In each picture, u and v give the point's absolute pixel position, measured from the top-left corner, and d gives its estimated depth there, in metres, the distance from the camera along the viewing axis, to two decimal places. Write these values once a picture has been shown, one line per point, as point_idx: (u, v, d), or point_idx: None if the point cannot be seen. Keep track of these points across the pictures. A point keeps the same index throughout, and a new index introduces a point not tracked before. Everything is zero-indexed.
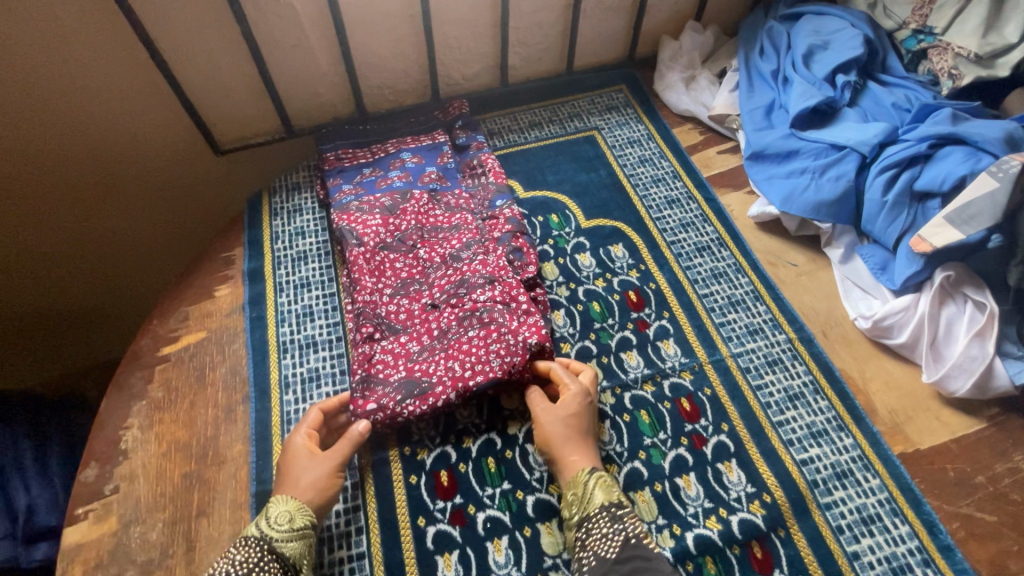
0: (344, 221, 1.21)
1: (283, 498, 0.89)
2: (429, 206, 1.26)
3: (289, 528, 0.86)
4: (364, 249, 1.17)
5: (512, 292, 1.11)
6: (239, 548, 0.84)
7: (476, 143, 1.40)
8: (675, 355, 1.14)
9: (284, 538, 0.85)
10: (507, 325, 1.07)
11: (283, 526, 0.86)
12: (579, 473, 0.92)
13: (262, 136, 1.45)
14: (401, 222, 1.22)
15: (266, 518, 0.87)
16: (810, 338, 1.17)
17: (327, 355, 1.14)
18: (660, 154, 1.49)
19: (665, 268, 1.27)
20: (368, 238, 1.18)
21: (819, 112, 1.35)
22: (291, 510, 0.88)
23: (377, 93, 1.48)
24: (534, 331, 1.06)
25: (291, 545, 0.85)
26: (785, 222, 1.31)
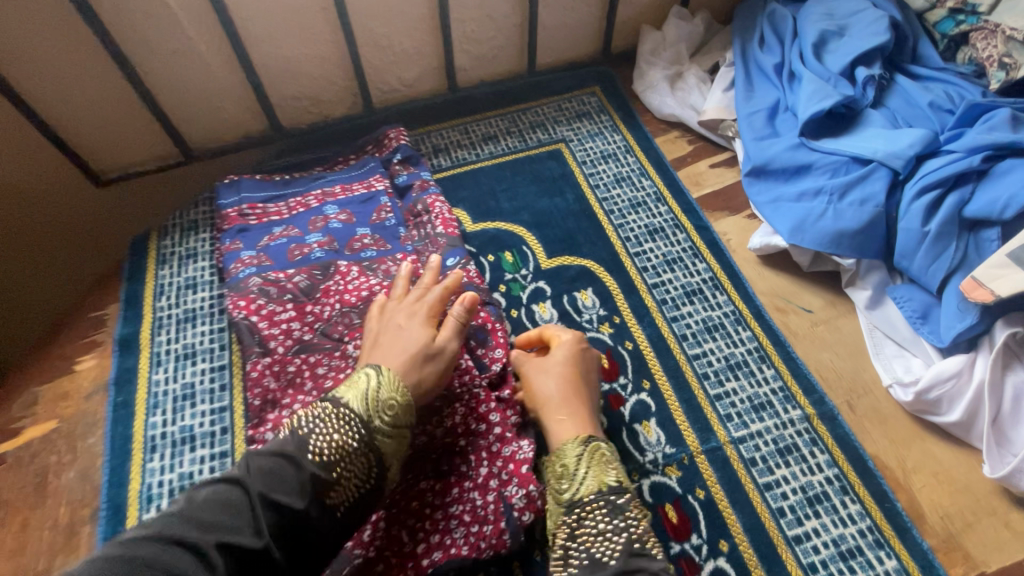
0: (258, 318, 0.93)
1: (387, 367, 0.76)
2: (365, 286, 0.99)
3: (391, 414, 0.72)
4: (271, 359, 0.91)
5: (478, 410, 0.86)
6: (335, 415, 0.69)
7: (420, 182, 1.16)
8: (658, 444, 0.87)
9: (384, 428, 0.71)
10: (476, 471, 0.82)
11: (386, 415, 0.72)
12: (567, 442, 0.77)
13: (152, 162, 1.19)
14: (322, 308, 0.96)
15: (367, 387, 0.73)
16: (832, 414, 0.90)
17: (206, 457, 0.87)
18: (640, 171, 1.22)
19: (646, 321, 1.00)
20: (275, 343, 0.92)
21: (834, 116, 1.08)
22: (396, 381, 0.75)
23: (295, 105, 1.22)
24: (511, 471, 0.82)
25: (388, 441, 0.71)
26: (795, 255, 1.03)
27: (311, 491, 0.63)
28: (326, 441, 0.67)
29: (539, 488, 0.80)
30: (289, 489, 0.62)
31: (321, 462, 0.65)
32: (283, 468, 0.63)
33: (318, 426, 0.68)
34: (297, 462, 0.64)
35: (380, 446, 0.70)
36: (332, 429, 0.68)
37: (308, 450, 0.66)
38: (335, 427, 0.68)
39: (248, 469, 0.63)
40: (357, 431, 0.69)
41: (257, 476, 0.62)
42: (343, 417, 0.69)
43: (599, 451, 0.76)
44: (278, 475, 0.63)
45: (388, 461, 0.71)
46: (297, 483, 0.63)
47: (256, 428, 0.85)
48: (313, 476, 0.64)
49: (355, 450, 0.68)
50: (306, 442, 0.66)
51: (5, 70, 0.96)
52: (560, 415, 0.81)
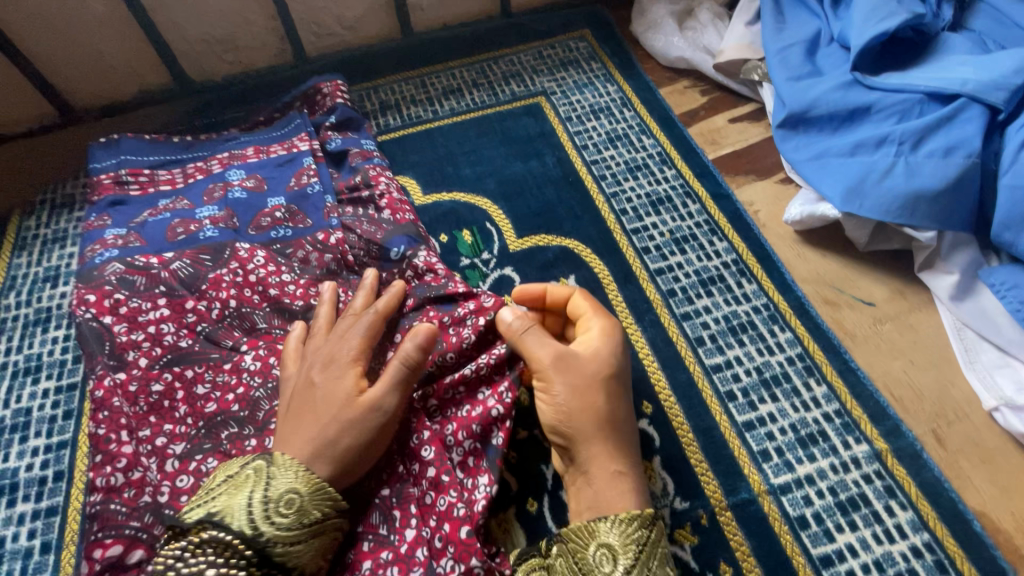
0: (114, 320, 0.66)
1: (282, 454, 0.51)
2: (265, 275, 0.71)
3: (290, 516, 0.48)
4: (125, 377, 0.64)
5: (409, 444, 0.58)
6: (208, 543, 0.46)
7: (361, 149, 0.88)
8: (664, 496, 0.61)
9: (282, 535, 0.48)
10: (399, 537, 0.54)
11: (284, 516, 0.48)
12: (634, 513, 0.50)
13: (21, 125, 0.93)
14: (211, 304, 0.69)
15: (250, 492, 0.49)
16: (914, 451, 0.63)
17: (28, 515, 0.62)
18: (639, 127, 0.95)
19: (647, 320, 0.74)
20: (134, 352, 0.65)
21: (898, 44, 0.81)
22: (296, 465, 0.51)
23: (203, 51, 0.97)
24: (444, 535, 0.53)
25: (295, 550, 0.48)
26: (849, 231, 0.76)
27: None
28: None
29: (484, 561, 0.52)
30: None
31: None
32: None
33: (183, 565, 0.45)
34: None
35: (281, 561, 0.48)
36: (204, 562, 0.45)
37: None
38: (209, 556, 0.46)
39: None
40: (240, 559, 0.46)
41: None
42: (222, 548, 0.46)
43: (661, 542, 0.49)
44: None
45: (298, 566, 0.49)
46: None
47: (98, 470, 0.58)
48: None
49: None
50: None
51: None
52: (616, 466, 0.53)
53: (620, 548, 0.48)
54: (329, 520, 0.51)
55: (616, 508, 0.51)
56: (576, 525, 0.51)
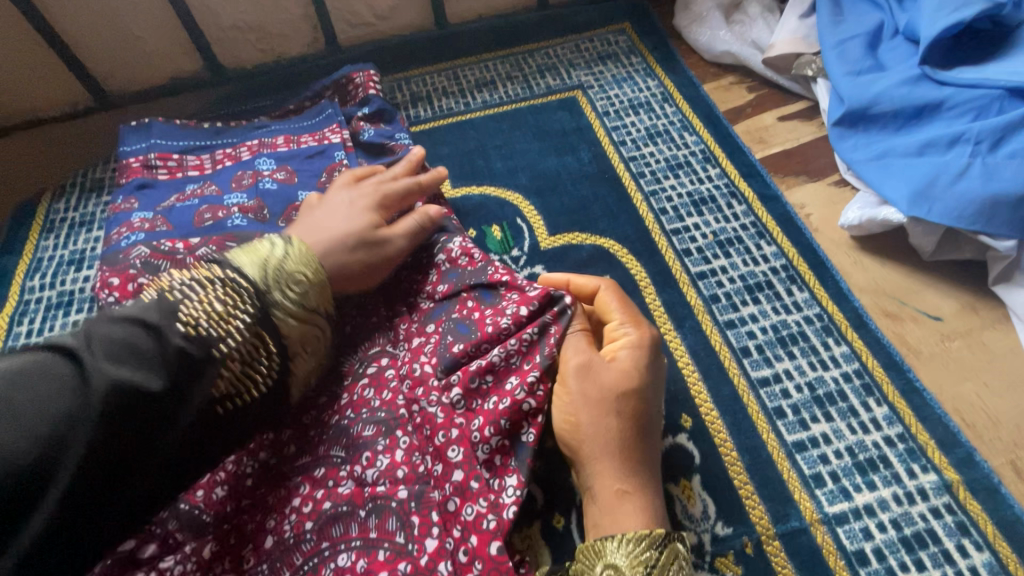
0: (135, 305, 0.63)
1: (296, 238, 0.50)
2: None
3: (300, 293, 0.47)
4: None
5: (434, 442, 0.54)
6: (220, 283, 0.43)
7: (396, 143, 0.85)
8: (704, 520, 0.56)
9: (286, 305, 0.46)
10: (418, 547, 0.49)
11: (291, 291, 0.46)
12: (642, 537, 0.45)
13: (55, 107, 0.93)
14: None
15: (270, 253, 0.47)
16: (991, 485, 0.56)
17: None
18: (681, 124, 0.90)
19: (687, 327, 0.69)
20: None
21: (974, 35, 0.74)
22: (310, 257, 0.50)
23: (236, 38, 0.96)
24: (471, 549, 0.49)
25: (290, 324, 0.45)
26: (914, 237, 0.70)
27: (184, 363, 0.38)
28: (205, 310, 0.40)
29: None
30: (141, 364, 0.37)
31: (195, 339, 0.39)
32: (142, 337, 0.38)
33: (194, 293, 0.41)
34: (162, 334, 0.38)
35: (280, 331, 0.44)
36: (215, 298, 0.41)
37: (180, 320, 0.39)
38: (217, 293, 0.42)
39: (89, 339, 0.37)
40: (247, 300, 0.43)
41: (101, 349, 0.36)
42: (230, 286, 0.42)
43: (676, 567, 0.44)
44: (132, 349, 0.37)
45: (293, 353, 0.46)
46: (159, 359, 0.37)
47: None
48: (182, 354, 0.38)
49: (245, 329, 0.41)
50: (178, 310, 0.40)
51: None
52: (620, 484, 0.50)
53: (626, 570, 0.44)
54: (321, 319, 0.49)
55: (625, 526, 0.47)
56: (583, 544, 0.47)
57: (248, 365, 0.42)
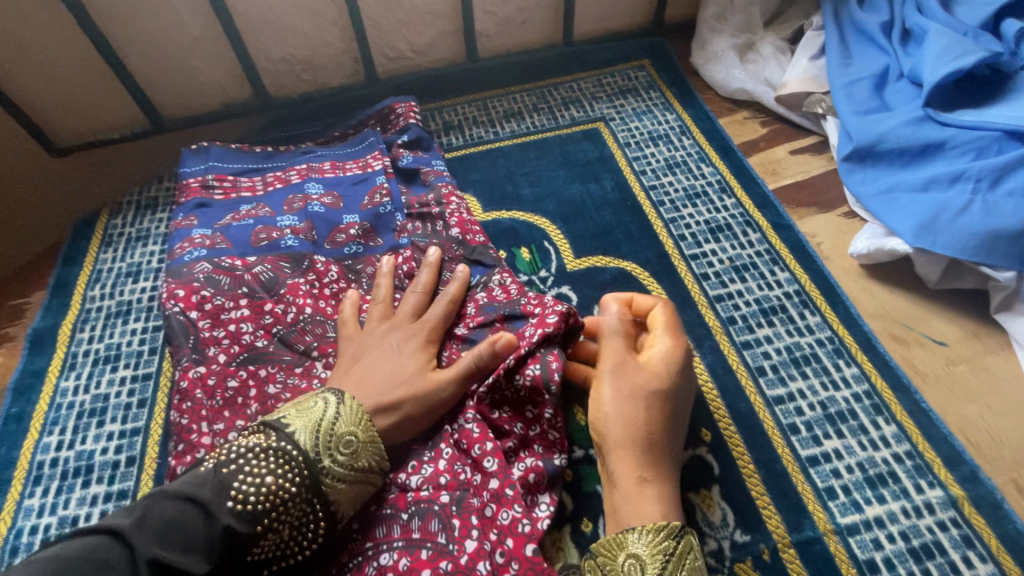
0: (199, 315, 0.71)
1: (352, 395, 0.57)
2: (340, 290, 0.77)
3: (348, 455, 0.54)
4: (204, 372, 0.67)
5: (471, 453, 0.59)
6: (273, 453, 0.51)
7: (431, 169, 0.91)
8: (724, 527, 0.59)
9: (336, 469, 0.53)
10: (459, 548, 0.53)
11: (341, 454, 0.53)
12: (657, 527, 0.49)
13: (116, 130, 1.00)
14: (287, 308, 0.73)
15: (323, 416, 0.54)
16: (993, 501, 0.60)
17: (101, 497, 0.65)
18: (698, 155, 0.96)
19: (706, 347, 0.73)
20: (214, 351, 0.69)
21: (973, 80, 0.80)
22: (362, 413, 0.56)
23: (283, 69, 1.03)
24: (507, 550, 0.53)
25: (339, 487, 0.53)
26: (920, 267, 0.75)
27: (231, 540, 0.46)
28: (256, 485, 0.48)
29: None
30: (191, 549, 0.44)
31: (243, 514, 0.47)
32: (193, 518, 0.45)
33: (248, 466, 0.49)
34: (210, 513, 0.46)
35: (329, 494, 0.52)
36: (266, 470, 0.50)
37: (228, 497, 0.47)
38: (270, 465, 0.50)
39: (140, 519, 0.44)
40: (298, 472, 0.51)
41: (152, 531, 0.43)
42: (281, 456, 0.51)
43: (689, 556, 0.48)
44: (183, 532, 0.44)
45: (338, 511, 0.53)
46: (205, 543, 0.45)
47: (182, 457, 0.62)
48: (229, 531, 0.46)
49: (294, 496, 0.50)
50: (229, 485, 0.48)
51: None
52: (640, 473, 0.53)
53: (647, 558, 0.48)
54: (371, 474, 0.55)
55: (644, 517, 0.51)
56: (605, 537, 0.51)
57: (295, 525, 0.50)
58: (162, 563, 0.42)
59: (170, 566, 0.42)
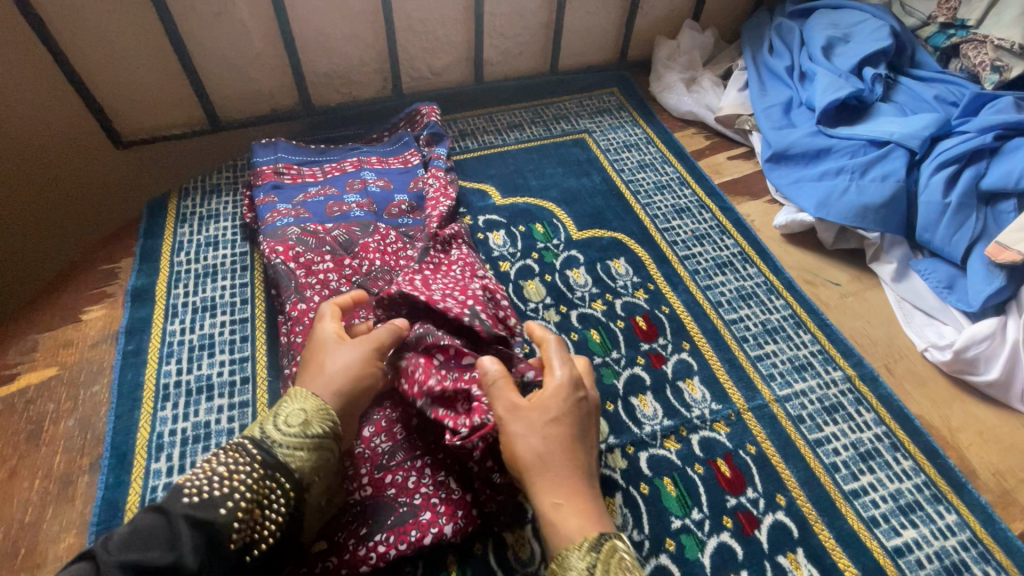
0: (296, 265, 0.88)
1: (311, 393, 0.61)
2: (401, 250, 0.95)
3: (297, 428, 0.59)
4: (306, 305, 0.84)
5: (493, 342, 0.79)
6: (230, 447, 0.57)
7: (435, 156, 1.12)
8: (703, 401, 0.85)
9: (288, 441, 0.58)
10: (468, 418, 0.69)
11: (292, 427, 0.59)
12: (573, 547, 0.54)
13: (177, 128, 1.16)
14: (361, 262, 0.91)
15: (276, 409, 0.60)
16: (873, 376, 0.89)
17: (225, 407, 0.80)
18: (662, 158, 1.26)
19: (680, 289, 1.00)
20: (311, 291, 0.85)
21: (847, 107, 1.15)
22: (318, 401, 0.61)
23: (325, 82, 1.23)
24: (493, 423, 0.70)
25: (296, 456, 0.58)
26: (820, 232, 1.06)
27: (197, 525, 0.51)
28: (209, 477, 0.54)
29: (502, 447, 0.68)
30: (154, 544, 0.48)
31: (198, 503, 0.52)
32: (152, 525, 0.50)
33: (199, 467, 0.54)
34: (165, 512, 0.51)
35: (289, 467, 0.57)
36: (218, 463, 0.55)
37: (182, 494, 0.52)
38: (222, 459, 0.56)
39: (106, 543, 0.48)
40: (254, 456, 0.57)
41: (117, 546, 0.48)
42: (236, 450, 0.57)
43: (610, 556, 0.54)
44: (146, 536, 0.49)
45: (305, 482, 0.58)
46: (169, 536, 0.49)
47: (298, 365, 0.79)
48: (189, 518, 0.51)
49: (252, 479, 0.55)
50: (182, 486, 0.53)
51: (52, 26, 0.95)
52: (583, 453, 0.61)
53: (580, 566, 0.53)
54: (329, 442, 0.60)
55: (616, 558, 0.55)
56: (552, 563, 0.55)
57: (261, 505, 0.54)
58: (127, 563, 0.46)
59: (134, 562, 0.47)
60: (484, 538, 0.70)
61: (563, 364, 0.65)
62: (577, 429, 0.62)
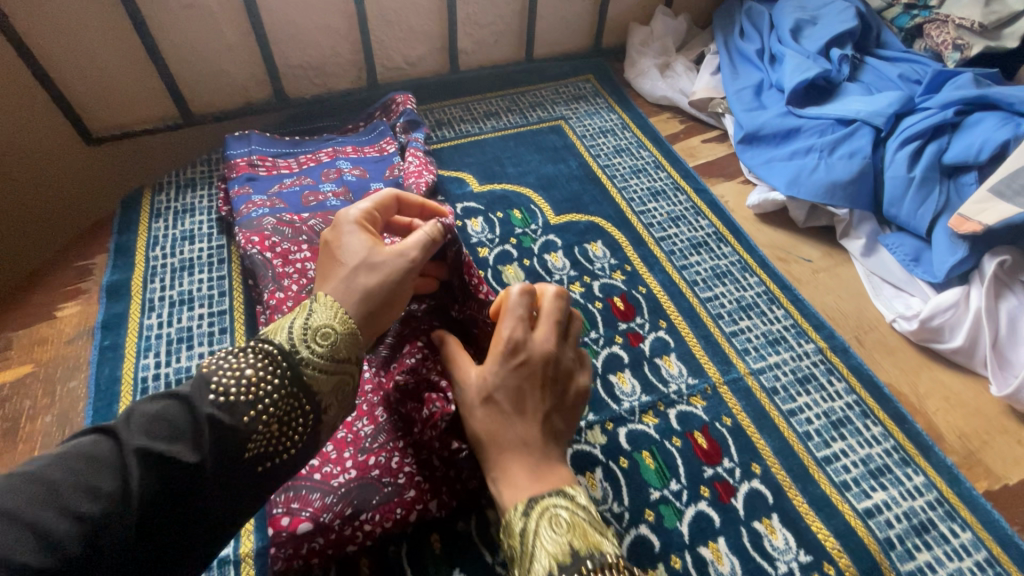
0: (273, 255, 0.88)
1: (324, 292, 0.57)
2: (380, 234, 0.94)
3: (326, 347, 0.53)
4: (284, 292, 0.84)
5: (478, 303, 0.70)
6: (252, 351, 0.50)
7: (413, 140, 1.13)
8: (680, 376, 0.86)
9: (317, 362, 0.52)
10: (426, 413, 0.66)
11: (318, 346, 0.52)
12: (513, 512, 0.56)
13: (149, 123, 1.15)
14: None
15: (300, 318, 0.54)
16: (844, 347, 0.91)
17: None
18: (638, 143, 1.27)
19: (657, 270, 1.01)
20: (288, 279, 0.85)
21: (816, 88, 1.18)
22: (337, 308, 0.55)
23: (299, 74, 1.23)
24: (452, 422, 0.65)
25: (322, 378, 0.52)
26: (792, 211, 1.08)
27: (218, 429, 0.45)
28: (236, 378, 0.47)
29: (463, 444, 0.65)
30: (178, 438, 0.43)
31: (223, 404, 0.46)
32: (177, 415, 0.45)
33: (226, 362, 0.48)
34: (192, 406, 0.45)
35: (311, 386, 0.51)
36: (246, 364, 0.49)
37: (208, 390, 0.46)
38: (249, 361, 0.49)
39: (127, 418, 0.43)
40: (278, 367, 0.50)
41: (139, 427, 0.43)
42: (260, 355, 0.50)
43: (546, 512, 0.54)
44: (169, 424, 0.44)
45: (324, 404, 0.52)
46: (191, 433, 0.44)
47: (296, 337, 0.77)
48: (214, 420, 0.45)
49: (274, 391, 0.49)
50: (210, 379, 0.47)
51: (15, 21, 0.93)
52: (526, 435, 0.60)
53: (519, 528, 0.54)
54: (352, 368, 0.55)
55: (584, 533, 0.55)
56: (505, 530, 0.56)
57: (282, 420, 0.49)
58: (147, 449, 0.41)
59: (156, 453, 0.42)
60: (467, 514, 0.72)
61: (511, 326, 0.63)
62: (510, 398, 0.61)
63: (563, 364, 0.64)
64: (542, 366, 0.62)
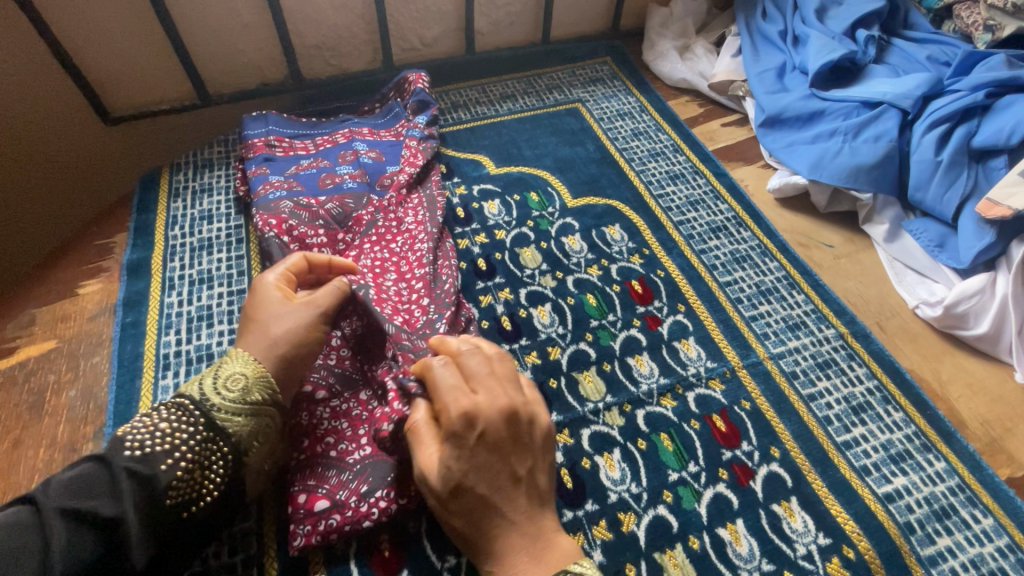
0: (290, 238, 0.87)
1: (238, 349, 0.66)
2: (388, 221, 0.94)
3: (236, 392, 0.62)
4: None
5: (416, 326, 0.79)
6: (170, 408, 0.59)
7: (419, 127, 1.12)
8: (699, 359, 0.86)
9: (227, 405, 0.61)
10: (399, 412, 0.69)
11: (231, 392, 0.62)
12: None
13: (165, 103, 1.15)
14: (354, 236, 0.92)
15: (213, 374, 0.63)
16: (865, 333, 0.90)
17: None
18: (656, 126, 1.25)
19: (675, 253, 1.00)
20: None
21: (840, 70, 1.15)
22: (248, 358, 0.65)
23: (315, 54, 1.22)
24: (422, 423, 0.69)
25: (236, 421, 0.61)
26: (814, 195, 1.07)
27: (138, 479, 0.53)
28: (150, 433, 0.56)
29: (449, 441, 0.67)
30: (97, 494, 0.51)
31: (139, 457, 0.54)
32: (97, 473, 0.52)
33: (140, 423, 0.57)
34: (108, 462, 0.53)
35: (227, 430, 0.60)
36: (160, 421, 0.58)
37: (124, 448, 0.55)
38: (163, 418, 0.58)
39: (46, 484, 0.50)
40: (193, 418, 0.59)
41: (58, 490, 0.50)
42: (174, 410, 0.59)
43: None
44: (87, 483, 0.51)
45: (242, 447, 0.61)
46: (113, 489, 0.52)
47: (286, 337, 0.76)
48: (129, 471, 0.53)
49: (190, 441, 0.58)
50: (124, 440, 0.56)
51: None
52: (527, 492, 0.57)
53: None
54: (269, 409, 0.64)
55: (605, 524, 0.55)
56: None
57: (201, 465, 0.57)
58: (68, 507, 0.49)
59: (75, 509, 0.49)
60: None
61: (451, 397, 0.59)
62: (484, 482, 0.56)
63: (524, 423, 0.59)
64: (496, 432, 0.57)
